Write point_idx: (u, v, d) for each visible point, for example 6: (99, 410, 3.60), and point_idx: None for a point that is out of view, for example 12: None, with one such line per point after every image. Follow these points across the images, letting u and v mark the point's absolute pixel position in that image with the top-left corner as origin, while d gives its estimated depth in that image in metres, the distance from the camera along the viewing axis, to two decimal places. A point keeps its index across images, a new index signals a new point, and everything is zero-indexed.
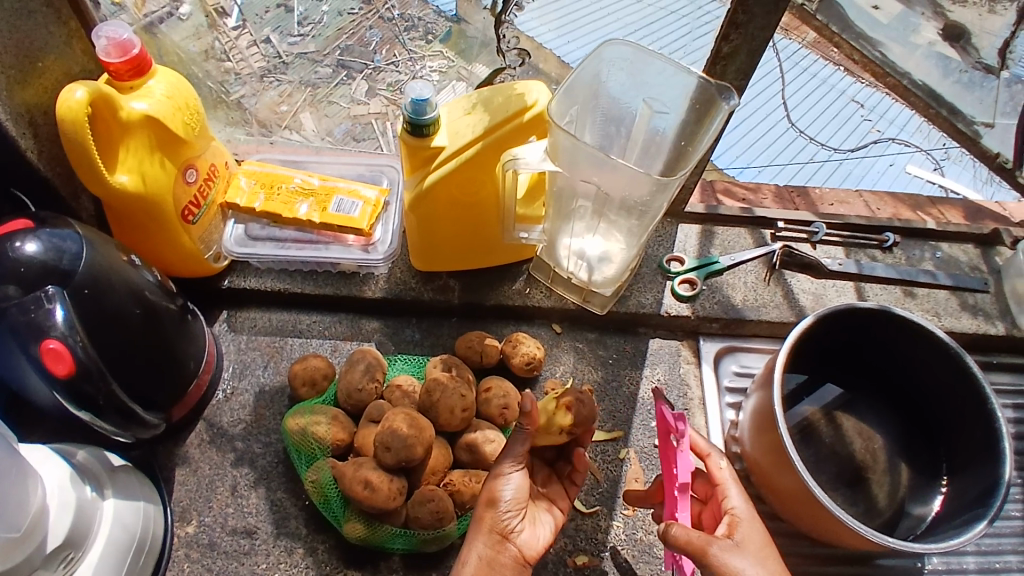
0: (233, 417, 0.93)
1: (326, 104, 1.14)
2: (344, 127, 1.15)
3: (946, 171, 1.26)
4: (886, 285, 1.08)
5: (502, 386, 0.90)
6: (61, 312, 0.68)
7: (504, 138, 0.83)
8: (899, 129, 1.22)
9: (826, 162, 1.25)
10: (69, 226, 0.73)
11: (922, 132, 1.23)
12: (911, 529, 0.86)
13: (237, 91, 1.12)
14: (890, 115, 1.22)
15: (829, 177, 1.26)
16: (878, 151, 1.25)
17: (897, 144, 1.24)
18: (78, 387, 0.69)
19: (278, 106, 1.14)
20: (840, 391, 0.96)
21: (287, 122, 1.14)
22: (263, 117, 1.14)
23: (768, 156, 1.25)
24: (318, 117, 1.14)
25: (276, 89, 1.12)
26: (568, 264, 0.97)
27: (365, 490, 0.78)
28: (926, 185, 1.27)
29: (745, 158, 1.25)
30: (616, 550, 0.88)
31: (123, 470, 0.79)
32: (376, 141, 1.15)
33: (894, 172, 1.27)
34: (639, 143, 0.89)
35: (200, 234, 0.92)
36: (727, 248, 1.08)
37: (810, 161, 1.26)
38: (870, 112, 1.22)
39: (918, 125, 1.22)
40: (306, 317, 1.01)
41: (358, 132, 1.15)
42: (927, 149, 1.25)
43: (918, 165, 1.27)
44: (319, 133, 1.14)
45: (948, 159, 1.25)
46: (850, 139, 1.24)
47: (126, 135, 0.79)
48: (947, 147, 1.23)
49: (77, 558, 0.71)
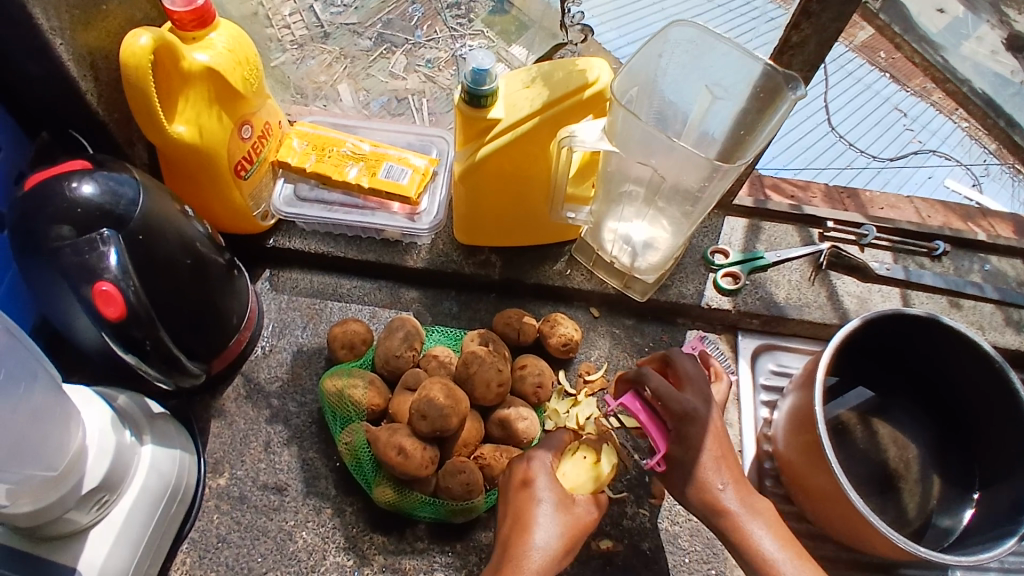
0: (271, 374, 0.94)
1: (365, 77, 1.14)
2: (382, 100, 1.14)
3: (984, 188, 1.26)
4: (933, 294, 1.05)
5: (537, 364, 0.90)
6: (116, 256, 0.69)
7: (561, 115, 0.81)
8: (940, 141, 1.28)
9: (865, 168, 1.26)
10: (127, 172, 0.74)
11: (962, 146, 1.27)
12: (941, 537, 0.85)
13: (279, 58, 1.12)
14: (932, 127, 1.29)
15: (869, 181, 1.25)
16: (918, 161, 1.27)
17: (938, 157, 1.27)
18: (126, 330, 0.70)
19: (318, 76, 1.14)
20: (870, 394, 0.95)
21: (325, 92, 1.14)
22: (301, 85, 1.14)
23: (806, 160, 1.25)
24: (355, 89, 1.14)
25: (315, 59, 1.14)
26: (612, 248, 0.96)
27: (398, 457, 0.78)
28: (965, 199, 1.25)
29: (784, 158, 1.25)
30: (640, 536, 0.88)
31: (162, 418, 0.81)
32: (409, 117, 1.13)
33: (933, 184, 1.26)
34: (696, 130, 0.88)
35: (250, 191, 0.92)
36: (773, 244, 1.06)
37: (848, 166, 1.26)
38: (913, 122, 1.29)
39: (958, 139, 1.28)
40: (347, 281, 1.02)
41: (394, 107, 1.14)
42: (968, 164, 1.27)
43: (957, 180, 1.27)
44: (355, 106, 1.13)
45: (987, 176, 1.26)
46: (891, 148, 1.27)
47: (186, 86, 0.79)
48: (987, 164, 1.26)
49: (110, 502, 0.72)
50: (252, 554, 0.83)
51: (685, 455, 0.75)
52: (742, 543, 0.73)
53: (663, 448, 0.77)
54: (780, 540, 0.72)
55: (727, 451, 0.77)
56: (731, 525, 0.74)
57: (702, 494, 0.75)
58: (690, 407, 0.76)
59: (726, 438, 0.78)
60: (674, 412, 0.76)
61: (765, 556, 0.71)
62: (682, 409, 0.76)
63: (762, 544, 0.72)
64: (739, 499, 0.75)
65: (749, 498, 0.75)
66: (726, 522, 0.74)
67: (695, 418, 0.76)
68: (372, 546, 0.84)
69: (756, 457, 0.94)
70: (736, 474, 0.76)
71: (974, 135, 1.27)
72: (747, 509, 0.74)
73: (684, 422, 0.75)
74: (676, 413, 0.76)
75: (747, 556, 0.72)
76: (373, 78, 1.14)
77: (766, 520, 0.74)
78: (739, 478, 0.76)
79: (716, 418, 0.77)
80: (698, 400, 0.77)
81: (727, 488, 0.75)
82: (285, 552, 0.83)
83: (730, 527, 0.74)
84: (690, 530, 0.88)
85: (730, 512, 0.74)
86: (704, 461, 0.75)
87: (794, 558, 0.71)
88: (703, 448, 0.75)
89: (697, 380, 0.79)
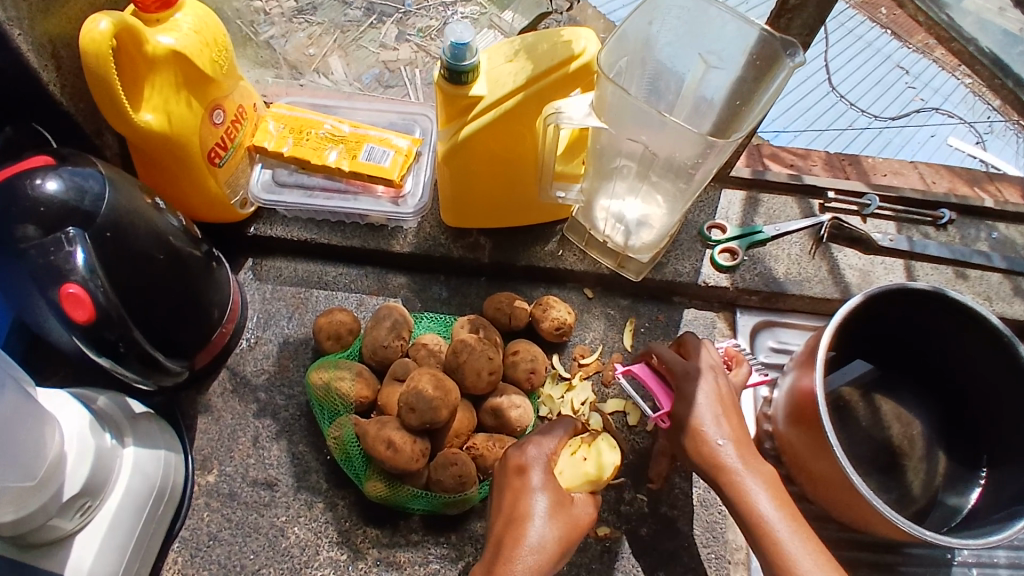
0: (257, 367, 0.91)
1: (355, 48, 1.12)
2: (373, 73, 1.10)
3: (988, 146, 1.22)
4: (938, 265, 1.02)
5: (530, 350, 0.87)
6: (83, 255, 0.66)
7: (547, 90, 0.77)
8: (943, 99, 1.23)
9: (865, 129, 1.22)
10: (91, 165, 0.70)
11: (965, 103, 1.23)
12: (945, 520, 0.83)
13: (266, 32, 1.10)
14: (935, 85, 1.24)
15: (870, 143, 1.21)
16: (920, 120, 1.23)
17: (941, 115, 1.23)
18: (98, 333, 0.68)
19: (306, 49, 1.10)
20: (867, 366, 0.93)
21: (314, 65, 1.09)
22: (290, 60, 1.09)
23: (806, 121, 1.22)
24: (346, 62, 1.10)
25: (303, 32, 1.11)
26: (604, 227, 0.93)
27: (388, 451, 0.76)
28: (968, 158, 1.21)
29: (781, 122, 1.21)
30: (639, 522, 0.86)
31: (145, 417, 0.78)
32: (403, 89, 1.09)
33: (936, 142, 1.23)
34: (690, 101, 0.83)
35: (227, 178, 0.89)
36: (771, 217, 1.03)
37: (848, 127, 1.22)
38: (915, 79, 1.24)
39: (962, 97, 1.23)
40: (332, 268, 0.99)
41: (385, 79, 1.10)
42: (971, 121, 1.23)
43: (960, 138, 1.23)
44: (347, 79, 1.09)
45: (992, 133, 1.22)
46: (892, 107, 1.23)
47: (152, 72, 0.75)
48: (991, 121, 1.23)
49: (94, 507, 0.71)
50: (244, 551, 0.82)
51: (687, 411, 0.73)
52: (738, 501, 0.68)
53: (666, 407, 0.78)
54: (776, 499, 0.67)
55: (735, 418, 0.74)
56: (727, 482, 0.69)
57: (701, 451, 0.71)
58: (690, 367, 0.76)
59: (733, 402, 0.75)
60: (676, 371, 0.76)
61: (760, 517, 0.66)
62: (683, 368, 0.76)
63: (757, 504, 0.67)
64: (741, 457, 0.70)
65: (751, 458, 0.71)
66: (725, 478, 0.69)
67: (694, 376, 0.75)
68: (365, 539, 0.83)
69: (756, 437, 0.92)
70: (740, 435, 0.73)
71: (976, 92, 1.23)
72: (746, 465, 0.70)
73: (687, 380, 0.75)
74: (676, 372, 0.76)
75: (742, 515, 0.68)
76: (364, 48, 1.12)
77: (765, 480, 0.69)
78: (742, 438, 0.72)
79: (723, 384, 0.76)
80: (701, 366, 0.77)
81: (727, 444, 0.71)
82: (277, 548, 0.82)
83: (729, 484, 0.69)
84: (690, 514, 0.87)
85: (728, 467, 0.70)
86: (705, 418, 0.72)
87: (788, 519, 0.66)
88: (704, 405, 0.73)
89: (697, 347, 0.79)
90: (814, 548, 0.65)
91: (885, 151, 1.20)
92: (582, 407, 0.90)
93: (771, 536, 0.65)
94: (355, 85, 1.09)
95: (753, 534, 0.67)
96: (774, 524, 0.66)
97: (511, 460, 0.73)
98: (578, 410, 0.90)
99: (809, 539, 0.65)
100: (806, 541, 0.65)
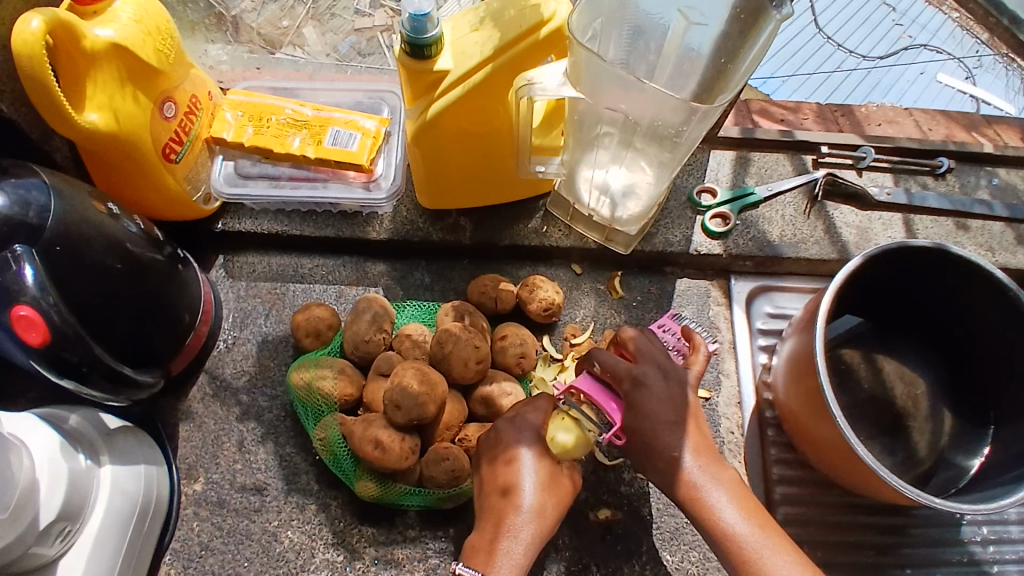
0: (236, 368, 0.88)
1: (329, 17, 1.09)
2: (349, 41, 1.08)
3: (978, 81, 1.16)
4: (937, 218, 0.98)
5: (518, 333, 0.84)
6: (32, 272, 0.62)
7: (517, 60, 0.72)
8: (931, 35, 1.17)
9: (854, 71, 1.16)
10: (35, 174, 0.66)
11: (953, 38, 1.17)
12: (952, 481, 0.81)
13: (237, 6, 1.07)
14: (922, 21, 1.18)
15: (859, 86, 1.16)
16: (908, 58, 1.17)
17: (929, 52, 1.17)
18: (57, 355, 0.64)
19: (280, 21, 1.08)
20: (857, 320, 0.90)
21: (290, 38, 1.07)
22: (264, 31, 1.07)
23: (793, 66, 1.16)
24: (321, 32, 1.08)
25: (275, 3, 1.09)
26: (589, 200, 0.88)
27: (375, 451, 0.73)
28: (957, 96, 1.16)
29: (768, 69, 1.15)
30: (641, 502, 0.84)
31: (121, 432, 0.76)
32: (382, 56, 1.07)
33: (926, 80, 1.17)
34: (672, 61, 0.77)
35: (186, 174, 0.84)
36: (764, 177, 0.98)
37: (836, 70, 1.16)
38: (901, 16, 1.18)
39: (949, 31, 1.17)
40: (308, 260, 0.94)
41: (362, 47, 1.08)
42: (960, 57, 1.17)
43: (949, 75, 1.17)
44: (323, 48, 1.07)
45: (981, 67, 1.17)
46: (880, 46, 1.17)
47: (92, 68, 0.70)
48: (980, 55, 1.17)
49: (74, 531, 0.69)
50: (238, 558, 0.79)
51: (641, 425, 0.69)
52: (703, 519, 0.67)
53: (619, 421, 0.70)
54: (744, 511, 0.67)
55: (694, 421, 0.71)
56: (692, 500, 0.68)
57: (662, 468, 0.69)
58: (638, 371, 0.71)
59: (691, 406, 0.72)
60: (625, 379, 0.70)
61: (732, 535, 0.66)
62: (630, 373, 0.70)
63: (725, 519, 0.66)
64: (702, 468, 0.69)
65: (713, 466, 0.69)
66: (687, 493, 0.68)
67: (644, 383, 0.70)
68: (361, 539, 0.80)
69: (756, 406, 0.90)
70: (701, 441, 0.70)
71: (964, 25, 1.18)
72: (710, 478, 0.68)
73: (634, 389, 0.70)
74: (624, 379, 0.70)
75: (711, 532, 0.67)
76: (339, 18, 1.09)
77: (729, 490, 0.68)
78: (703, 445, 0.70)
79: (674, 388, 0.71)
80: (652, 368, 0.71)
81: (687, 455, 0.69)
82: (272, 554, 0.80)
83: (691, 500, 0.68)
84: None
85: (692, 483, 0.68)
86: (659, 432, 0.69)
87: (760, 531, 0.66)
88: (654, 417, 0.69)
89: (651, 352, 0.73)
90: (792, 557, 0.65)
91: (872, 95, 1.16)
92: None
93: (743, 555, 0.65)
94: (331, 56, 1.06)
95: (725, 550, 0.66)
96: (747, 540, 0.65)
97: (499, 450, 0.70)
98: None
99: (784, 547, 0.65)
100: (780, 551, 0.65)
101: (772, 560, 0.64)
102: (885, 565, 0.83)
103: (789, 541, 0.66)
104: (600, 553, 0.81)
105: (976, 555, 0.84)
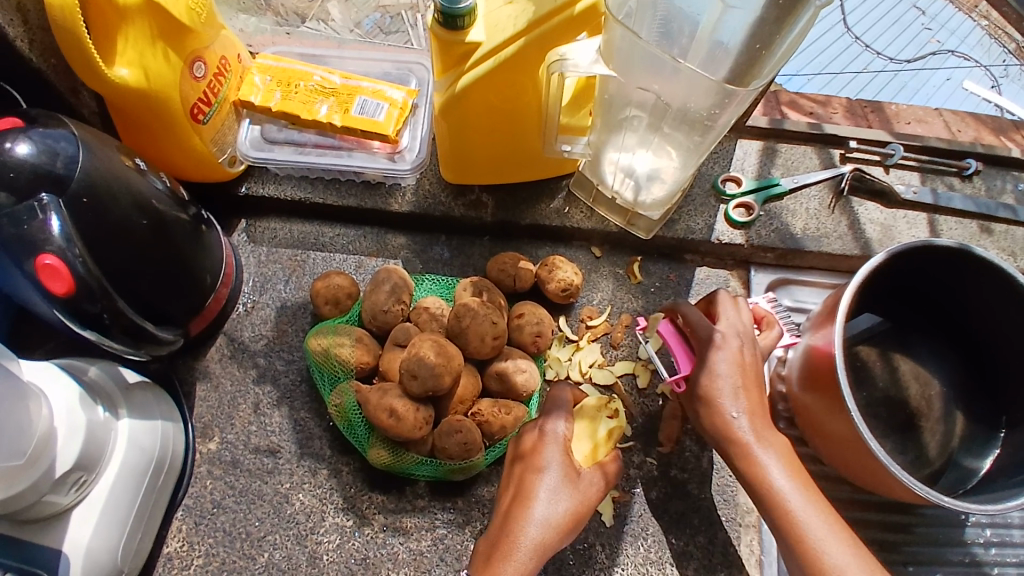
0: (254, 332, 0.89)
1: None
2: (372, 17, 1.04)
3: (1002, 90, 1.15)
4: (962, 219, 0.97)
5: (536, 312, 0.83)
6: (58, 223, 0.63)
7: (549, 37, 0.71)
8: (959, 41, 1.16)
9: (881, 72, 1.15)
10: (64, 126, 0.66)
11: (982, 45, 1.16)
12: (958, 482, 0.80)
13: None
14: (951, 26, 1.17)
15: (886, 87, 1.14)
16: (936, 63, 1.15)
17: (956, 58, 1.16)
18: (79, 305, 0.66)
19: None
20: (875, 319, 0.89)
21: (312, 11, 1.04)
22: None
23: (819, 65, 1.15)
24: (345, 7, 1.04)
25: None
26: (613, 182, 0.88)
27: (390, 419, 0.74)
28: (982, 103, 1.14)
29: (793, 66, 1.14)
30: (648, 486, 0.84)
31: (140, 387, 0.78)
32: (405, 35, 1.04)
33: (951, 87, 1.15)
34: (704, 48, 0.73)
35: (212, 136, 0.84)
36: (790, 169, 0.98)
37: (863, 70, 1.15)
38: (931, 20, 1.18)
39: (977, 38, 1.16)
40: (329, 230, 0.95)
41: (387, 25, 1.04)
42: (987, 65, 1.16)
43: (976, 82, 1.15)
44: (346, 24, 1.04)
45: (1006, 78, 1.15)
46: (908, 49, 1.16)
47: (123, 22, 0.69)
48: (1006, 65, 1.16)
49: (89, 482, 0.71)
50: (248, 518, 0.81)
51: (705, 378, 0.72)
52: (754, 476, 0.68)
53: (684, 373, 0.75)
54: (789, 471, 0.67)
55: (756, 387, 0.72)
56: (740, 456, 0.69)
57: (714, 421, 0.71)
58: (716, 333, 0.73)
59: (756, 373, 0.72)
60: (700, 335, 0.73)
61: (776, 491, 0.66)
62: (709, 334, 0.73)
63: (773, 480, 0.67)
64: (755, 430, 0.69)
65: (764, 429, 0.70)
66: (738, 450, 0.69)
67: (719, 344, 0.72)
68: (372, 506, 0.81)
69: (769, 398, 0.90)
70: (757, 406, 0.71)
71: (993, 34, 1.16)
72: (759, 438, 0.69)
73: (709, 347, 0.72)
74: (700, 336, 0.73)
75: (758, 492, 0.68)
76: None
77: (778, 452, 0.69)
78: (761, 411, 0.71)
79: (746, 351, 0.72)
80: (730, 331, 0.73)
81: (741, 417, 0.70)
82: (283, 516, 0.81)
83: (742, 456, 0.69)
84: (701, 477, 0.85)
85: (740, 439, 0.69)
86: (725, 392, 0.70)
87: (802, 490, 0.66)
88: (724, 376, 0.71)
89: (740, 312, 0.75)
90: (830, 518, 0.65)
91: (898, 96, 1.13)
92: (589, 369, 0.88)
93: (786, 510, 0.66)
94: (353, 34, 1.03)
95: (769, 508, 0.67)
96: (792, 502, 0.66)
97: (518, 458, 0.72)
98: (585, 372, 0.88)
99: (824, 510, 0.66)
100: (823, 516, 0.65)
101: (814, 521, 0.65)
102: (889, 561, 0.83)
103: (827, 504, 0.67)
104: (606, 532, 0.82)
105: (978, 557, 0.84)
